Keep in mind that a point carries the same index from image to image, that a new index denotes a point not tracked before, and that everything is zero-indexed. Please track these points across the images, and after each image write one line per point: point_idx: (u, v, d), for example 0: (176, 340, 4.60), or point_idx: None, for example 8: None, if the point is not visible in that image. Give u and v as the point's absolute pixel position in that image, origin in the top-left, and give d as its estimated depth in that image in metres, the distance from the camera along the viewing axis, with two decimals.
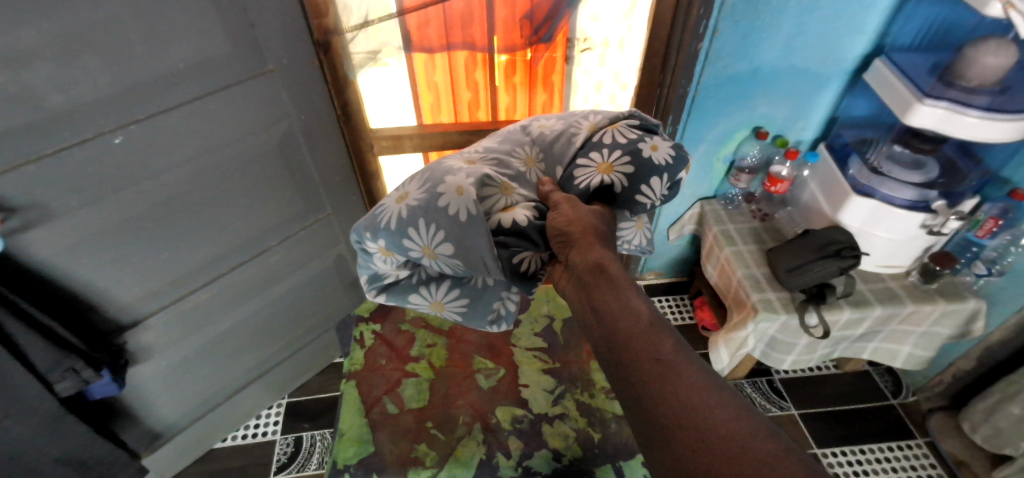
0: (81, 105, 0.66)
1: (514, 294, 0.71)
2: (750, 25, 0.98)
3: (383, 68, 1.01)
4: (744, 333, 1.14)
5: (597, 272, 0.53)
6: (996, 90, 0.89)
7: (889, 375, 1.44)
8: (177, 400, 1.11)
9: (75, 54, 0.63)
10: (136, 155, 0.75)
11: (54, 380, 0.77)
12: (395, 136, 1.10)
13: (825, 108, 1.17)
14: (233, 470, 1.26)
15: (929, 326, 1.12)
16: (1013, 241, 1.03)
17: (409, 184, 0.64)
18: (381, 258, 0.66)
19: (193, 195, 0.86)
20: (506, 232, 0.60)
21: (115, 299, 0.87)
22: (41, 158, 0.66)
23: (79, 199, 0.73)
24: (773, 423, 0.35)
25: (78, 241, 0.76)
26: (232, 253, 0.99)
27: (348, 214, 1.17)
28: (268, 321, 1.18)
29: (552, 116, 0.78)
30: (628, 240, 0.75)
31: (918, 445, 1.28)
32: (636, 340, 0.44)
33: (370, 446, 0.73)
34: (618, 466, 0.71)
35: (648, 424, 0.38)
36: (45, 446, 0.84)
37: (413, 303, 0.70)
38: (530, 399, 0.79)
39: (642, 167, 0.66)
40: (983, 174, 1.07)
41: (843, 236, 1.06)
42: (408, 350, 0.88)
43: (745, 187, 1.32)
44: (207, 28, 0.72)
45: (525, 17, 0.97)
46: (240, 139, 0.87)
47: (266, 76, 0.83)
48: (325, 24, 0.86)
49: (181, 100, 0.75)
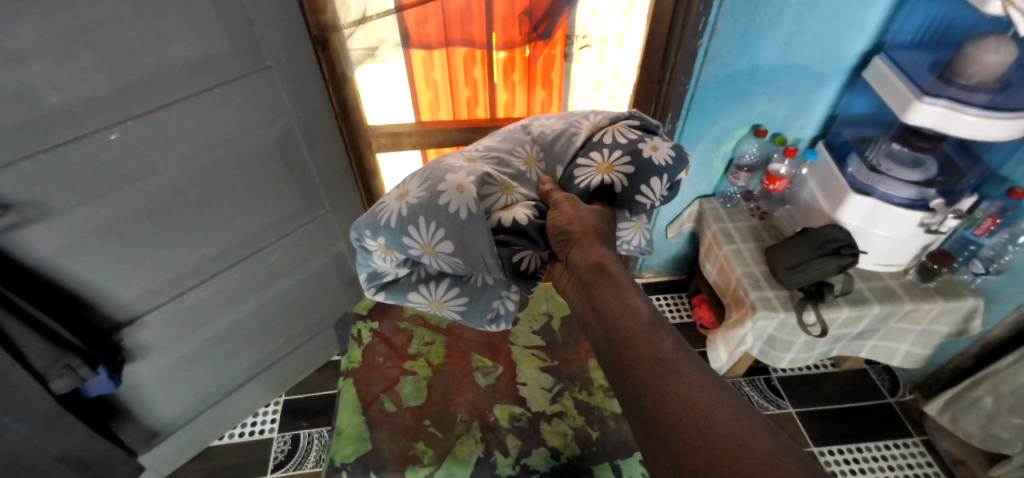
0: (78, 102, 0.66)
1: (514, 293, 0.70)
2: (749, 23, 0.98)
3: (382, 64, 1.00)
4: (742, 331, 1.14)
5: (597, 271, 0.52)
6: (996, 88, 0.88)
7: (887, 373, 1.44)
8: (176, 398, 1.11)
9: (72, 51, 0.62)
10: (133, 152, 0.74)
11: (51, 377, 0.76)
12: (394, 133, 1.10)
13: (824, 107, 1.17)
14: (232, 467, 1.26)
15: (927, 325, 1.12)
16: (1011, 240, 1.04)
17: (410, 182, 0.64)
18: (382, 256, 0.65)
19: (191, 193, 0.86)
20: (506, 231, 0.60)
21: (113, 297, 0.86)
22: (36, 155, 0.65)
23: (76, 196, 0.72)
24: (773, 422, 0.35)
25: (76, 239, 0.76)
26: (230, 251, 0.99)
27: (347, 211, 1.17)
28: (266, 319, 1.17)
29: (552, 116, 0.78)
30: (628, 241, 0.74)
31: (915, 443, 1.29)
32: (636, 339, 0.44)
33: (368, 444, 0.73)
34: (617, 464, 0.70)
35: (648, 424, 0.38)
36: (43, 444, 0.83)
37: (413, 301, 0.69)
38: (529, 397, 0.79)
39: (642, 167, 0.65)
40: (983, 171, 1.07)
41: (842, 234, 1.06)
42: (407, 348, 0.88)
43: (744, 185, 1.32)
44: (206, 25, 0.72)
45: (524, 14, 0.96)
46: (239, 136, 0.86)
47: (264, 73, 0.83)
48: (324, 20, 0.85)
49: (179, 97, 0.75)
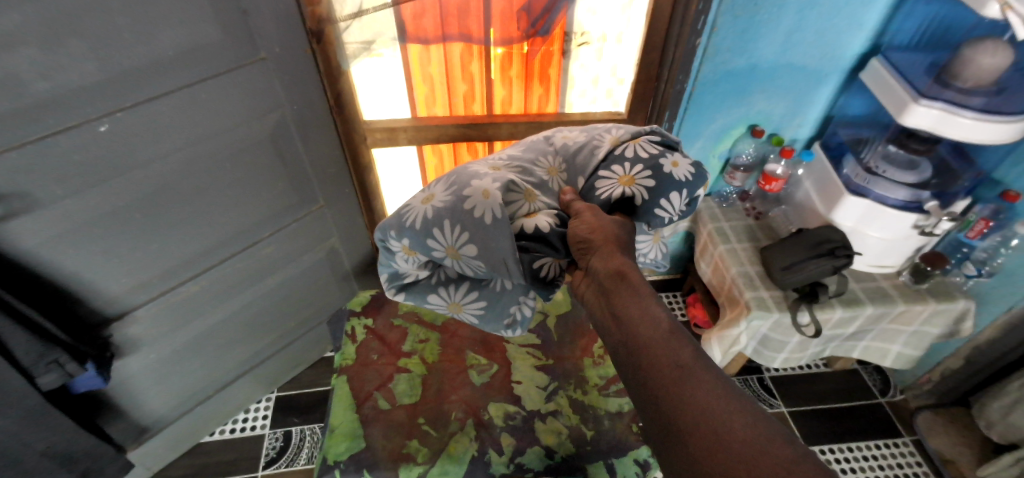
0: (67, 92, 0.64)
1: (532, 299, 0.66)
2: (748, 20, 0.97)
3: (377, 58, 0.99)
4: (737, 330, 1.15)
5: (618, 279, 0.52)
6: (992, 91, 0.89)
7: (878, 373, 1.45)
8: (166, 393, 1.09)
9: (60, 39, 0.60)
10: (122, 143, 0.73)
11: (38, 373, 0.75)
12: (390, 128, 1.08)
13: (822, 107, 1.18)
14: (221, 464, 1.25)
15: (919, 326, 1.13)
16: (1003, 242, 1.05)
17: (435, 186, 0.65)
18: (404, 257, 0.65)
19: (181, 187, 0.84)
20: (528, 238, 0.59)
21: (103, 291, 0.85)
22: (23, 145, 0.64)
23: (65, 187, 0.71)
24: (792, 431, 0.35)
25: (62, 231, 0.74)
26: (221, 246, 0.97)
27: (341, 209, 1.15)
28: (257, 315, 1.16)
29: (576, 128, 0.78)
30: (645, 253, 0.75)
31: (904, 442, 1.30)
32: (655, 346, 0.44)
33: (361, 441, 0.72)
34: (611, 463, 0.71)
35: (665, 427, 0.38)
36: (29, 440, 0.82)
37: (432, 303, 0.70)
38: (523, 395, 0.79)
39: (662, 181, 0.64)
40: (977, 174, 1.07)
41: (838, 235, 1.05)
42: (401, 345, 0.88)
43: (739, 184, 1.33)
44: (196, 13, 0.70)
45: (523, 9, 0.96)
46: (230, 129, 0.85)
47: (258, 65, 0.81)
48: (319, 12, 0.83)
49: (169, 89, 0.73)
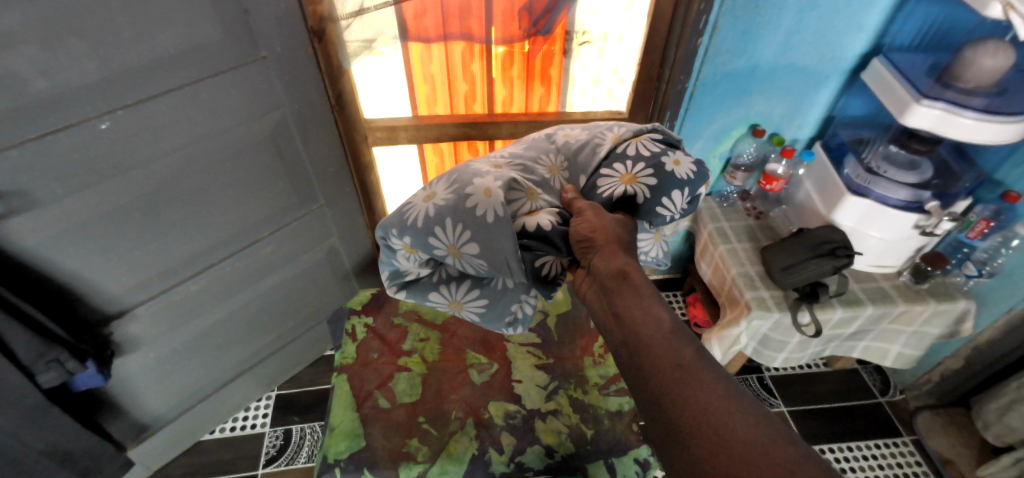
0: (67, 90, 0.64)
1: (533, 298, 0.67)
2: (749, 20, 0.97)
3: (377, 57, 0.99)
4: (737, 330, 1.15)
5: (620, 278, 0.52)
6: (994, 92, 0.89)
7: (878, 373, 1.45)
8: (166, 392, 1.09)
9: (60, 38, 0.60)
10: (123, 141, 0.73)
11: (38, 371, 0.75)
12: (390, 127, 1.08)
13: (823, 107, 1.18)
14: (221, 462, 1.25)
15: (919, 326, 1.13)
16: (1004, 243, 1.05)
17: (436, 185, 0.64)
18: (405, 255, 0.65)
19: (181, 185, 0.84)
20: (530, 236, 0.59)
21: (102, 290, 0.85)
22: (23, 144, 0.64)
23: (65, 186, 0.71)
24: (794, 431, 0.35)
25: (62, 230, 0.74)
26: (220, 245, 0.97)
27: (341, 207, 1.15)
28: (257, 314, 1.16)
29: (578, 126, 0.78)
30: (646, 252, 0.75)
31: (904, 442, 1.30)
32: (657, 346, 0.44)
33: (361, 441, 0.72)
34: (611, 463, 0.71)
35: (667, 428, 0.38)
36: (29, 439, 0.82)
37: (433, 301, 0.70)
38: (524, 394, 0.79)
39: (664, 179, 0.64)
40: (977, 175, 1.07)
41: (838, 236, 1.05)
42: (401, 344, 0.88)
43: (740, 184, 1.33)
44: (197, 12, 0.70)
45: (524, 8, 0.95)
46: (230, 128, 0.85)
47: (259, 64, 0.81)
48: (320, 10, 0.83)
49: (169, 87, 0.73)
